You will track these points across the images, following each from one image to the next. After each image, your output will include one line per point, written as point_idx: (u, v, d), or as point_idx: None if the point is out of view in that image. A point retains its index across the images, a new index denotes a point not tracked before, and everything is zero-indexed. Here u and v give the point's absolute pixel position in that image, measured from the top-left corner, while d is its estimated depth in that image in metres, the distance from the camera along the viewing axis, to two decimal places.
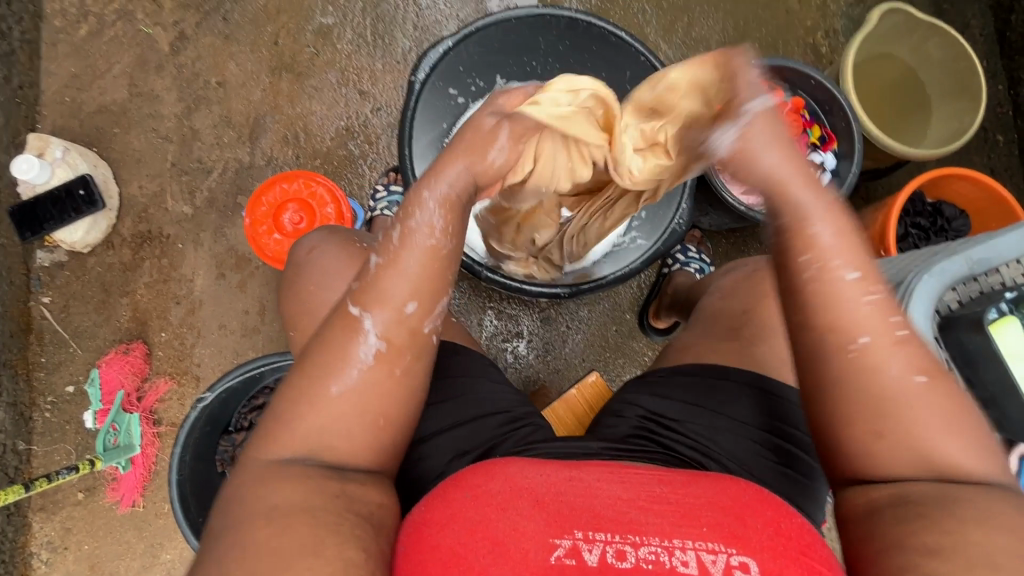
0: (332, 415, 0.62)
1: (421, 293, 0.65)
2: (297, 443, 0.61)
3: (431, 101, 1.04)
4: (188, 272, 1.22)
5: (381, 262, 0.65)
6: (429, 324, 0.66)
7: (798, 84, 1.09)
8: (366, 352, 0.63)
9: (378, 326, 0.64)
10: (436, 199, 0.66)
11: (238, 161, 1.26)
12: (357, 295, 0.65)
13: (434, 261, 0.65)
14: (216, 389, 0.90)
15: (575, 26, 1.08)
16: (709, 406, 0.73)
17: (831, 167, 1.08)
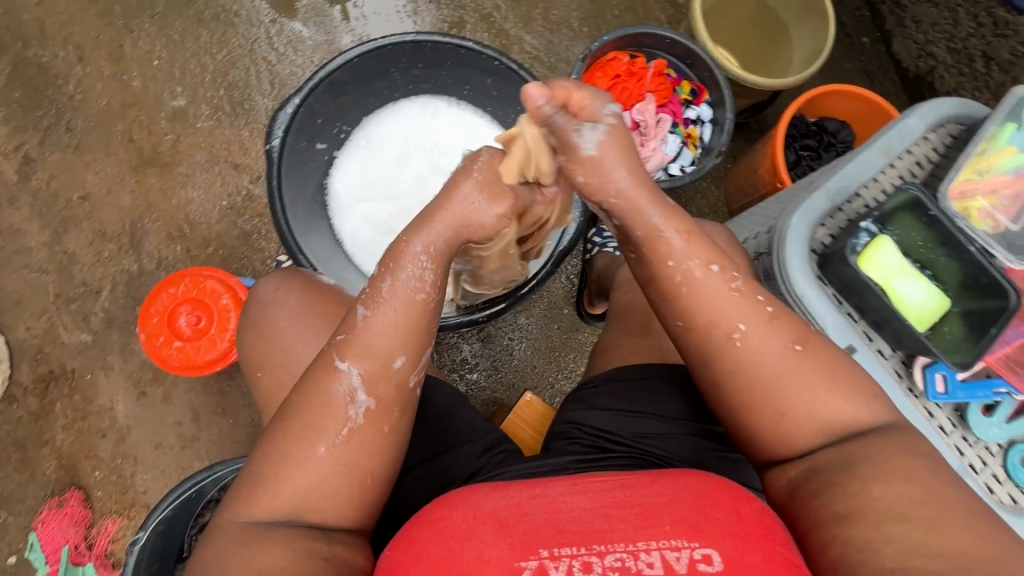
0: (307, 479, 0.60)
1: (409, 346, 0.64)
2: (276, 508, 0.60)
3: (296, 162, 1.00)
4: (106, 402, 1.15)
5: (368, 314, 0.63)
6: (414, 378, 0.65)
7: (655, 46, 1.09)
8: (355, 411, 0.62)
9: (367, 384, 0.63)
10: (425, 248, 0.65)
11: (126, 272, 1.19)
12: (341, 348, 0.63)
13: (420, 314, 0.65)
14: (150, 523, 0.86)
15: (420, 48, 1.03)
16: (645, 409, 0.72)
17: (709, 117, 1.08)
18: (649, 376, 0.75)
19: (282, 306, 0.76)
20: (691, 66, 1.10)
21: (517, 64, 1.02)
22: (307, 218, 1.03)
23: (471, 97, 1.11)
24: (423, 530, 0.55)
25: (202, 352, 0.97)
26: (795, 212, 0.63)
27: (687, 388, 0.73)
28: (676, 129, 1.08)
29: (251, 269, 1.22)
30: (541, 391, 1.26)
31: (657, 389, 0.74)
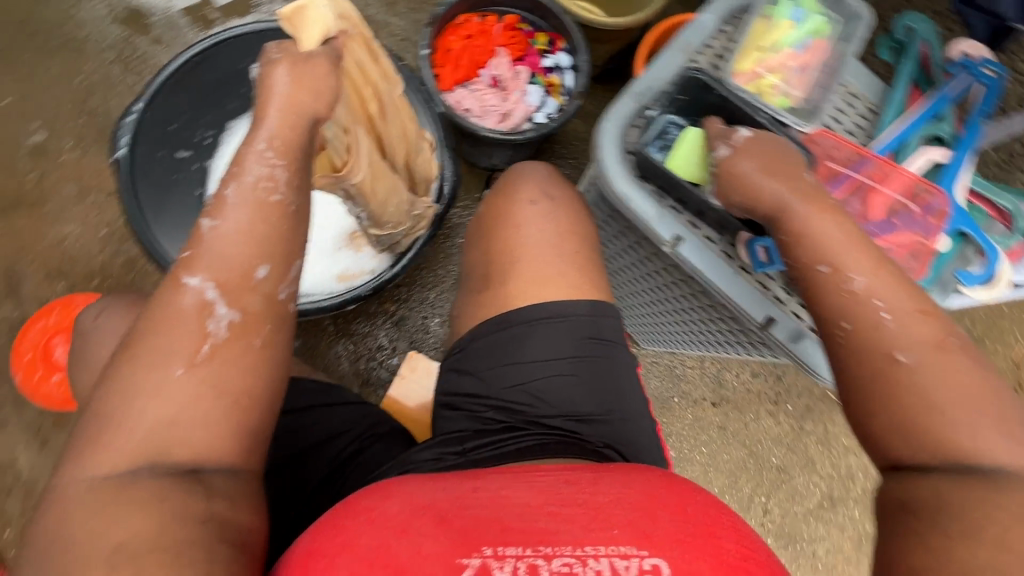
0: (185, 397, 0.57)
1: (272, 256, 0.65)
2: (137, 438, 0.55)
3: (152, 172, 0.98)
4: (7, 457, 1.09)
5: (217, 224, 0.63)
6: (285, 291, 0.66)
7: (504, 4, 1.11)
8: (218, 326, 0.61)
9: (231, 294, 0.62)
10: (272, 148, 0.66)
11: (8, 321, 1.13)
12: (189, 265, 0.62)
13: (279, 218, 0.65)
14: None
15: (263, 37, 1.02)
16: (510, 360, 0.77)
17: (567, 64, 1.10)
18: (512, 320, 0.78)
19: (105, 328, 0.72)
20: (539, 16, 1.11)
21: None
22: (181, 233, 0.98)
23: None
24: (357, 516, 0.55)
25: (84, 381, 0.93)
26: (604, 115, 0.65)
27: (552, 326, 0.77)
28: (537, 80, 1.09)
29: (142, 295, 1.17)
30: None
31: (518, 334, 0.77)
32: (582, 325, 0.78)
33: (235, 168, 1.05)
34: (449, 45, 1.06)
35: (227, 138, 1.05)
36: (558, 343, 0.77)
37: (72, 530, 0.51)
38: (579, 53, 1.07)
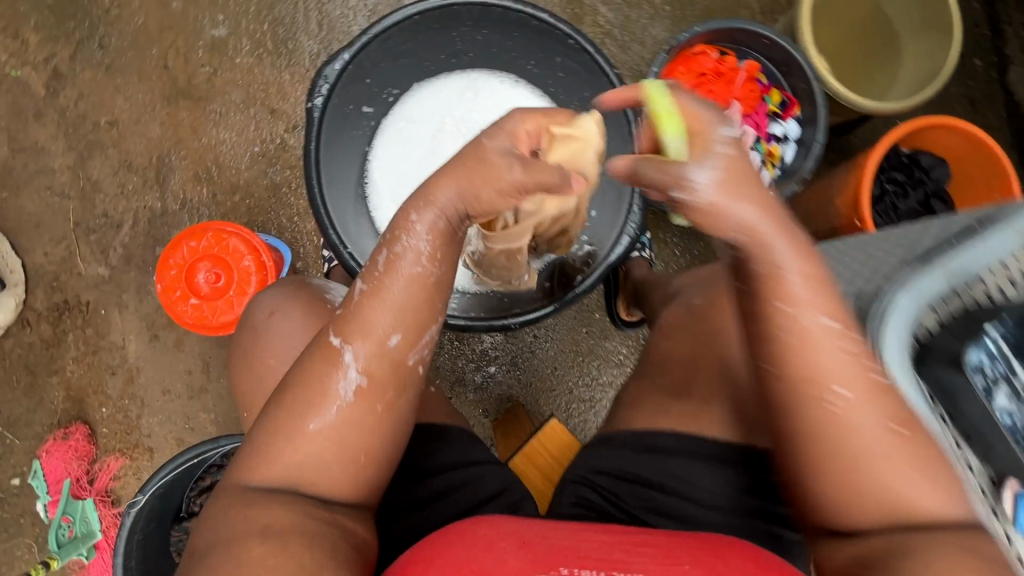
0: (325, 445, 0.66)
1: (404, 325, 0.68)
2: (283, 470, 0.65)
3: (337, 124, 0.92)
4: (118, 339, 1.12)
5: (365, 289, 0.68)
6: (413, 356, 0.69)
7: (751, 46, 0.96)
8: (346, 387, 0.67)
9: (371, 347, 0.67)
10: (425, 225, 0.67)
11: (149, 210, 1.14)
12: (339, 326, 0.68)
13: (422, 290, 0.68)
14: (150, 487, 0.80)
15: (490, 13, 0.94)
16: (673, 486, 0.69)
17: (794, 135, 0.96)
18: (693, 446, 0.69)
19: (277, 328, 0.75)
20: (786, 75, 0.97)
21: (593, 47, 0.92)
22: (343, 197, 0.95)
23: (537, 75, 0.98)
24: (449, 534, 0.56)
25: (219, 313, 0.93)
26: (903, 289, 0.54)
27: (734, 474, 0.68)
28: (757, 144, 0.97)
29: (277, 224, 1.15)
30: (559, 396, 1.22)
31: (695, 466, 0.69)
32: (766, 487, 0.68)
33: (406, 141, 0.98)
34: (677, 78, 0.93)
35: (406, 105, 0.98)
36: (731, 494, 0.68)
37: (229, 527, 0.62)
38: (815, 131, 0.93)
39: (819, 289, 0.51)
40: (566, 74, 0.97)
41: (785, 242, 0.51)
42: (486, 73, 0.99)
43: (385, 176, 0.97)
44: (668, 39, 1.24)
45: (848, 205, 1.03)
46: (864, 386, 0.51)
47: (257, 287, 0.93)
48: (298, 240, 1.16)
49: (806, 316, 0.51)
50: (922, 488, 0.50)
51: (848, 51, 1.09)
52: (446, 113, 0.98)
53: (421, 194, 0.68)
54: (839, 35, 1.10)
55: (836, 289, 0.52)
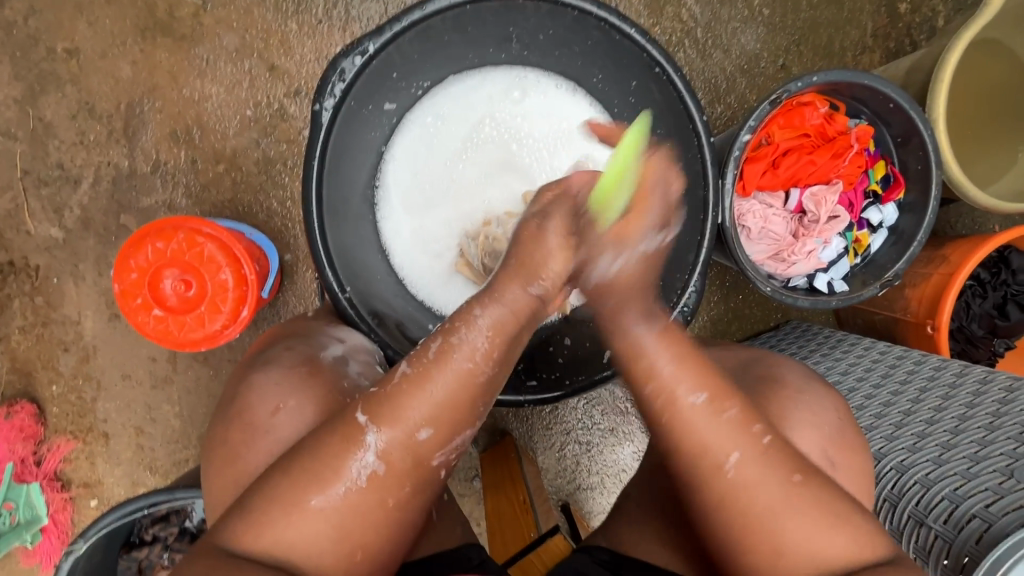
0: (326, 533, 0.47)
1: (442, 421, 0.51)
2: (268, 549, 0.46)
3: (349, 130, 0.72)
4: (72, 313, 0.99)
5: (408, 372, 0.52)
6: (440, 457, 0.52)
7: (867, 101, 0.78)
8: (360, 472, 0.49)
9: (393, 438, 0.50)
10: (488, 321, 0.55)
11: (114, 167, 0.96)
12: (370, 401, 0.51)
13: (466, 389, 0.53)
14: (90, 535, 0.75)
15: (561, 11, 0.70)
16: None
17: (890, 224, 0.82)
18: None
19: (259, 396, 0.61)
20: (899, 144, 0.79)
21: (685, 81, 0.68)
22: (346, 219, 0.74)
23: (604, 92, 0.78)
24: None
25: (187, 330, 0.79)
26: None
27: None
28: (846, 230, 0.82)
29: (266, 207, 0.97)
30: (554, 435, 1.10)
31: None
32: None
33: (433, 144, 0.81)
34: (772, 135, 0.80)
35: (438, 99, 0.80)
36: None
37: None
38: (916, 227, 0.77)
39: (685, 362, 0.57)
40: (643, 103, 0.75)
41: (634, 308, 0.62)
42: (540, 75, 0.80)
43: (404, 186, 0.80)
44: (760, 51, 1.02)
45: (922, 303, 0.88)
46: (748, 443, 0.53)
47: (233, 305, 0.79)
48: (289, 228, 0.97)
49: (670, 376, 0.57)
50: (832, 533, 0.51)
51: (982, 106, 0.87)
52: (486, 116, 0.81)
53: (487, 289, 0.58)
54: (986, 81, 0.87)
55: (703, 360, 0.58)
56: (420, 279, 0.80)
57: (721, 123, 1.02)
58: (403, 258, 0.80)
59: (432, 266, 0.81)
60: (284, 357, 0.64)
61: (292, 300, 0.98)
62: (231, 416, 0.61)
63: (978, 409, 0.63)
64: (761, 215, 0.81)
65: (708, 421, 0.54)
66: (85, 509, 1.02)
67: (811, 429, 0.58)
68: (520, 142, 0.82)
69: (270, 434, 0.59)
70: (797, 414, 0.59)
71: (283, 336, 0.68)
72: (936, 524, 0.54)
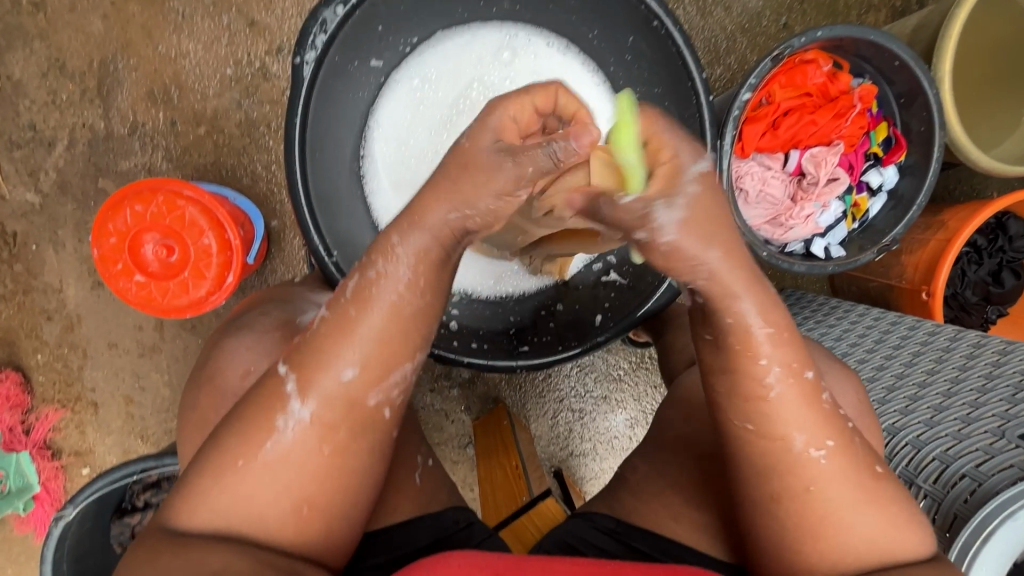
0: (266, 488, 0.46)
1: (370, 360, 0.46)
2: (208, 519, 0.45)
3: (334, 86, 0.68)
4: (53, 281, 0.96)
5: (326, 316, 0.48)
6: (378, 397, 0.47)
7: (871, 59, 0.76)
8: (289, 422, 0.46)
9: (317, 391, 0.46)
10: (410, 254, 0.46)
11: (89, 129, 0.93)
12: (291, 351, 0.48)
13: (394, 323, 0.47)
14: (79, 501, 0.77)
15: None
16: None
17: (890, 187, 0.80)
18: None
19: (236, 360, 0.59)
20: (903, 106, 0.77)
21: (684, 35, 0.67)
22: (330, 182, 0.70)
23: (599, 50, 0.75)
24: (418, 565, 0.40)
25: (170, 296, 0.77)
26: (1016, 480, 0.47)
27: None
28: (845, 195, 0.81)
29: (250, 171, 0.94)
30: (547, 402, 1.11)
31: None
32: None
33: (418, 109, 0.75)
34: (772, 94, 0.77)
35: (424, 60, 0.75)
36: None
37: None
38: (916, 191, 0.76)
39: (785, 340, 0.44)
40: (639, 63, 0.72)
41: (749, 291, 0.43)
42: (533, 32, 0.76)
43: (387, 154, 0.76)
44: (763, 9, 0.98)
45: (918, 270, 0.87)
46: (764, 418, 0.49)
47: (218, 271, 0.77)
48: (275, 193, 0.94)
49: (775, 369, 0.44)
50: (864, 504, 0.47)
51: (989, 66, 0.85)
52: (472, 78, 0.75)
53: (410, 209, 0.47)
54: (995, 39, 0.83)
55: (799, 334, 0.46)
56: None
57: (721, 85, 0.99)
58: None
59: None
60: (258, 322, 0.62)
61: (281, 268, 0.95)
62: (209, 383, 0.59)
63: (971, 372, 0.63)
64: (759, 177, 0.79)
65: (795, 406, 0.45)
66: (76, 477, 1.01)
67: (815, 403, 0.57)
68: None
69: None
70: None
71: (261, 301, 0.66)
72: (925, 484, 0.54)
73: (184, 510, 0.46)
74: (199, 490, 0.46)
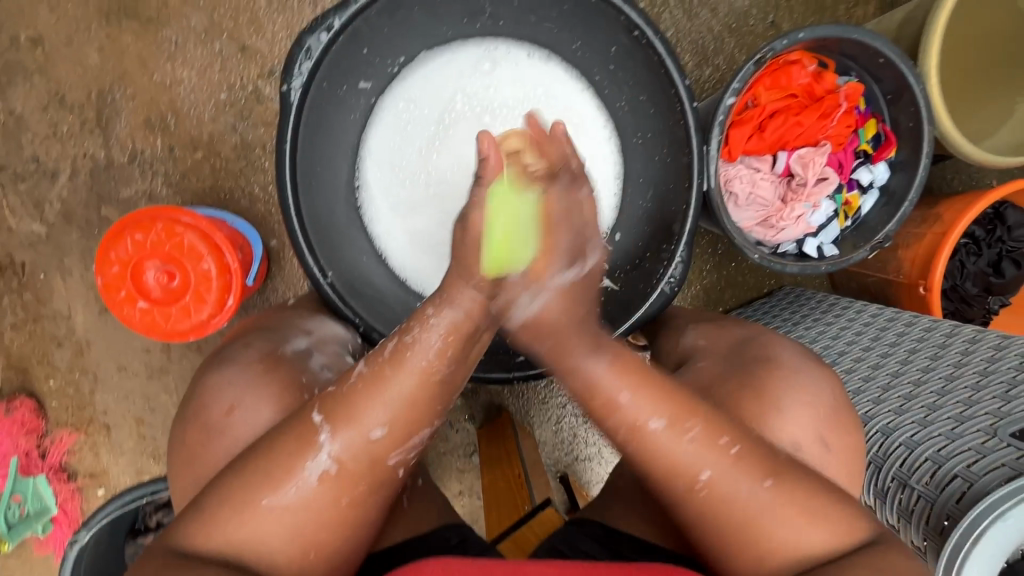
0: (281, 527, 0.47)
1: (397, 421, 0.49)
2: (223, 547, 0.46)
3: (323, 112, 0.70)
4: (62, 308, 0.99)
5: (364, 372, 0.50)
6: (397, 458, 0.50)
7: (857, 56, 0.76)
8: (313, 471, 0.48)
9: (344, 444, 0.48)
10: (442, 327, 0.51)
11: (90, 159, 0.95)
12: (326, 401, 0.50)
13: (425, 389, 0.50)
14: (90, 526, 0.82)
15: None
16: None
17: (881, 183, 0.79)
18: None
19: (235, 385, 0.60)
20: (890, 102, 0.77)
21: (665, 43, 0.67)
22: (325, 205, 0.72)
23: (583, 61, 0.76)
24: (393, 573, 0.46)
25: (173, 321, 0.79)
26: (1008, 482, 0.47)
27: None
28: (836, 192, 0.81)
29: (247, 193, 0.96)
30: (550, 409, 1.11)
31: None
32: None
33: (406, 130, 0.77)
34: (758, 97, 0.78)
35: (407, 82, 0.76)
36: None
37: None
38: (908, 187, 0.76)
39: (639, 379, 0.51)
40: (623, 71, 0.73)
41: (579, 339, 0.53)
42: (512, 43, 0.77)
43: (380, 175, 0.77)
44: (749, 9, 0.98)
45: (915, 264, 0.86)
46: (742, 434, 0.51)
47: (218, 295, 0.79)
48: (272, 213, 0.96)
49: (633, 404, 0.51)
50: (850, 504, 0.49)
51: (978, 56, 0.84)
52: (455, 94, 0.77)
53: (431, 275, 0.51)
54: (982, 29, 0.83)
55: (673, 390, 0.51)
56: (417, 270, 0.77)
57: (709, 86, 0.99)
58: (393, 249, 0.77)
59: (433, 257, 0.77)
60: (243, 354, 0.63)
61: (281, 287, 0.97)
62: (211, 409, 0.61)
63: (966, 368, 0.63)
64: (748, 180, 0.79)
65: None
66: (92, 498, 1.04)
67: (805, 409, 0.57)
68: (500, 118, 0.77)
69: (249, 425, 0.59)
70: (794, 395, 0.58)
71: (250, 329, 0.68)
72: (919, 485, 0.54)
73: (184, 535, 0.47)
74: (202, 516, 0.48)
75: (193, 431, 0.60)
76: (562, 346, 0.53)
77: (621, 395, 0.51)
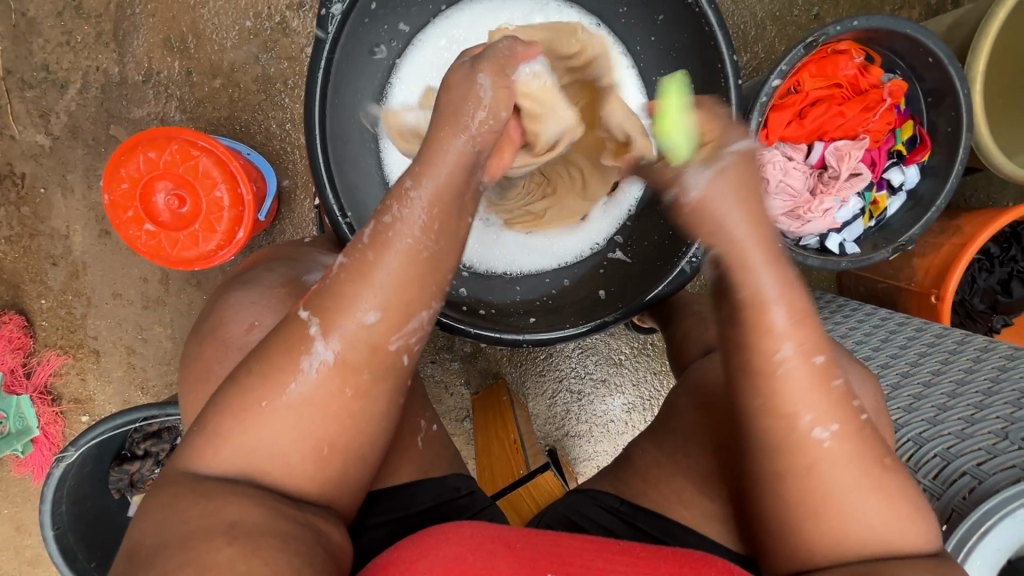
0: (283, 454, 0.44)
1: (391, 302, 0.46)
2: (217, 468, 0.43)
3: (357, 43, 0.67)
4: (60, 227, 0.96)
5: (346, 263, 0.47)
6: (399, 341, 0.46)
7: (904, 53, 0.75)
8: (312, 364, 0.44)
9: (337, 332, 0.45)
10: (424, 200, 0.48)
11: (102, 73, 0.91)
12: (309, 297, 0.47)
13: (413, 268, 0.47)
14: (82, 443, 0.77)
15: None
16: None
17: (910, 186, 0.79)
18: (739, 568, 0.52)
19: (241, 308, 0.59)
20: (931, 104, 0.77)
21: (717, 14, 0.65)
22: (349, 144, 0.70)
23: (626, 28, 0.73)
24: (435, 530, 0.42)
25: (180, 248, 0.76)
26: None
27: None
28: (865, 190, 0.80)
29: (264, 128, 0.92)
30: (547, 381, 1.11)
31: None
32: None
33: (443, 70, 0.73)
34: (801, 84, 0.77)
35: (450, 21, 0.73)
36: None
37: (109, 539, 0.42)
38: (936, 193, 0.76)
39: (805, 321, 0.48)
40: (665, 42, 0.71)
41: (761, 253, 0.51)
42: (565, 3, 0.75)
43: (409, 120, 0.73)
44: None
45: (929, 273, 0.86)
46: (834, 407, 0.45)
47: (229, 226, 0.77)
48: (285, 153, 0.93)
49: (767, 281, 0.49)
50: (869, 490, 0.46)
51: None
52: None
53: (453, 199, 0.49)
54: None
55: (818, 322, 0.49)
56: None
57: (745, 74, 0.97)
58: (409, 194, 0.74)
59: None
60: (249, 283, 0.62)
61: (289, 229, 0.95)
62: (205, 335, 0.59)
63: (977, 374, 0.63)
64: (781, 167, 0.78)
65: None
66: (76, 423, 1.02)
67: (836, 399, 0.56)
68: None
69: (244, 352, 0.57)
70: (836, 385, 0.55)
71: (266, 259, 0.66)
72: (927, 479, 0.55)
73: (182, 457, 0.44)
74: (200, 431, 0.45)
75: (188, 356, 0.59)
76: (737, 252, 0.51)
77: (777, 313, 0.48)
